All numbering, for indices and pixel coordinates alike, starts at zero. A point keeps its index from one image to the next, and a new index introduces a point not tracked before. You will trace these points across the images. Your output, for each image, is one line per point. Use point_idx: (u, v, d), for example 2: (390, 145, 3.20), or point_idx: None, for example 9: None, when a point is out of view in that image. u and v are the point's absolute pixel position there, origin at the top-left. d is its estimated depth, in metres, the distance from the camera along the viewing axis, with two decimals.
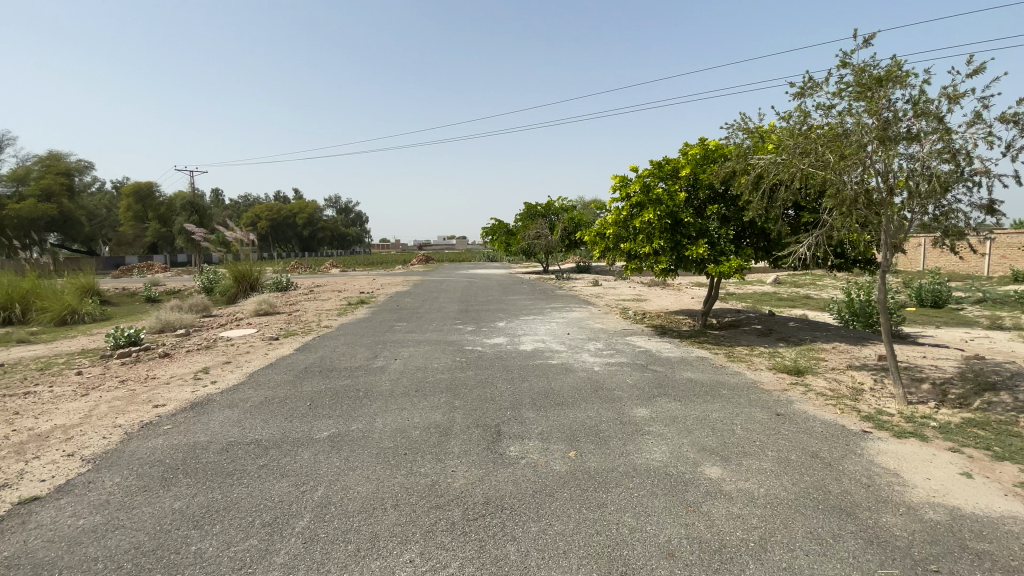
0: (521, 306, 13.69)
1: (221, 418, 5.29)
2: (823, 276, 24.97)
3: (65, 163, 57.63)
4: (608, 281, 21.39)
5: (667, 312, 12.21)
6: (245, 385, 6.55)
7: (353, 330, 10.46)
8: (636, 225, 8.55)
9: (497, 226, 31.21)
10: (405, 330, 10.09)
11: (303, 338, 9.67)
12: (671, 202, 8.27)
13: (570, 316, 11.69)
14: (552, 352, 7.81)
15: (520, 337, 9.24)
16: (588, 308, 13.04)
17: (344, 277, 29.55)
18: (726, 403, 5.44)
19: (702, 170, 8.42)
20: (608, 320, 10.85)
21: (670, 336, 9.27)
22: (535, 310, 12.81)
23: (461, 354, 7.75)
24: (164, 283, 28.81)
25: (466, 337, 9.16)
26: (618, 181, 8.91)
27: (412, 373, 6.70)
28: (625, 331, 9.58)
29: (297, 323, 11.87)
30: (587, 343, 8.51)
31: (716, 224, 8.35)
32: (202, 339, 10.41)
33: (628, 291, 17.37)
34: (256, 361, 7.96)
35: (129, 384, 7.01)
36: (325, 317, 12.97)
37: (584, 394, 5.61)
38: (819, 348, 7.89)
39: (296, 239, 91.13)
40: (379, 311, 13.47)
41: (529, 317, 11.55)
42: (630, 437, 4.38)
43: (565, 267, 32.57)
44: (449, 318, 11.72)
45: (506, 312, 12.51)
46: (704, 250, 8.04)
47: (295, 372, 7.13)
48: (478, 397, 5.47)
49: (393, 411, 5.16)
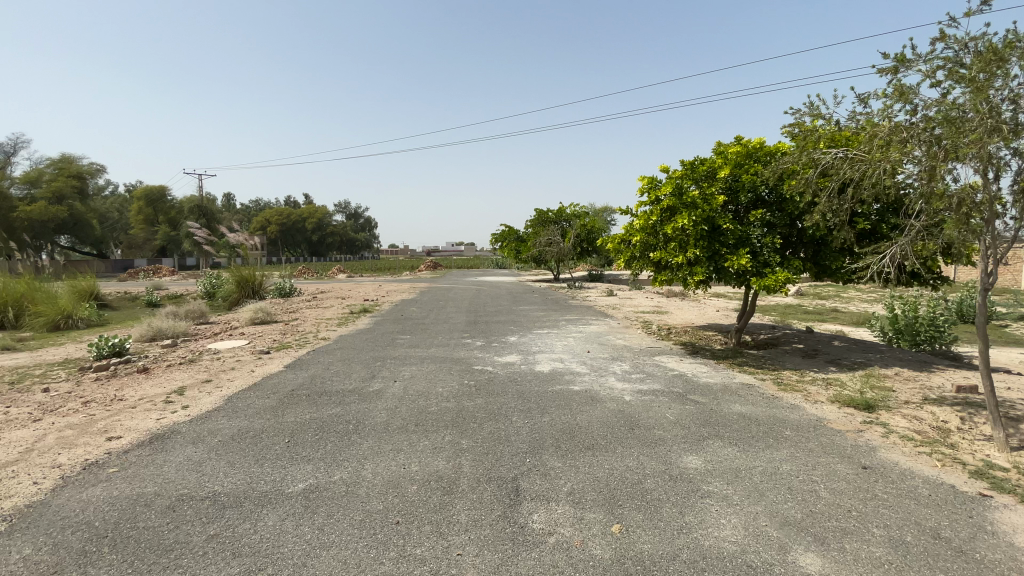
0: (535, 318, 12.72)
1: (181, 459, 4.39)
2: (849, 289, 23.74)
3: (77, 167, 57.91)
4: (623, 291, 20.38)
5: (695, 327, 11.18)
6: (220, 411, 5.64)
7: (351, 343, 9.55)
8: (667, 232, 7.57)
9: (507, 232, 30.27)
10: (408, 344, 9.15)
11: (297, 353, 8.76)
12: (709, 205, 7.27)
13: (589, 330, 10.71)
14: (574, 375, 6.84)
15: (536, 355, 8.27)
16: (608, 321, 12.02)
17: (350, 283, 28.81)
18: (794, 450, 4.43)
19: (744, 170, 7.44)
20: (631, 336, 9.85)
21: (704, 356, 8.26)
22: (549, 323, 11.82)
23: (470, 376, 6.79)
24: (166, 288, 28.20)
25: (475, 354, 8.21)
26: (646, 181, 7.92)
27: (412, 400, 5.75)
28: (653, 350, 8.58)
29: (293, 334, 10.97)
30: (612, 364, 7.53)
31: (759, 231, 7.35)
32: (188, 351, 9.54)
33: (647, 303, 16.31)
34: (240, 381, 7.06)
35: (90, 406, 6.14)
36: (325, 326, 12.07)
37: (618, 434, 4.63)
38: (882, 376, 6.84)
39: (305, 244, 91.02)
40: (382, 321, 12.55)
41: (544, 331, 10.58)
42: (687, 503, 3.40)
43: (577, 275, 31.54)
44: (458, 331, 10.78)
45: (519, 324, 11.54)
46: (747, 261, 7.04)
47: (280, 395, 6.23)
48: (490, 437, 4.52)
49: (387, 455, 4.19)
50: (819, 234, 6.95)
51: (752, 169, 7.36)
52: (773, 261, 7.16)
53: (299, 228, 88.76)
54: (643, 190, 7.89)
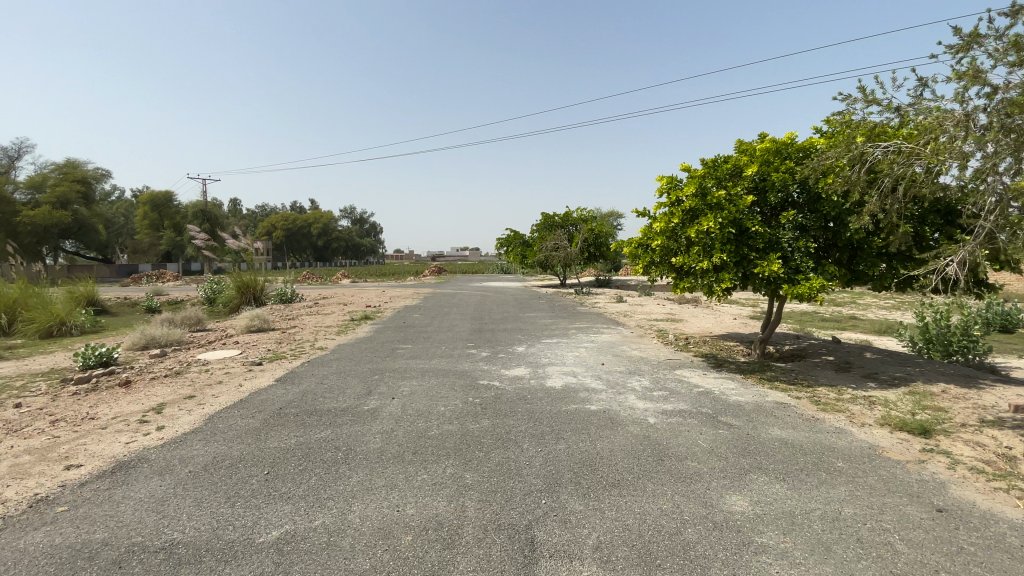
0: (543, 326, 12.12)
1: (144, 495, 3.83)
2: (866, 295, 22.94)
3: (83, 172, 57.98)
4: (633, 298, 19.74)
5: (713, 337, 10.54)
6: (198, 433, 5.08)
7: (349, 353, 8.98)
8: (689, 236, 6.97)
9: (512, 237, 29.72)
10: (408, 355, 8.57)
11: (290, 364, 8.20)
12: (735, 206, 6.69)
13: (601, 340, 10.09)
14: (589, 391, 6.24)
15: (546, 367, 7.67)
16: (620, 330, 11.39)
17: (353, 288, 28.29)
18: (852, 487, 3.81)
19: (776, 169, 6.85)
20: (647, 347, 9.22)
21: (728, 369, 7.63)
22: (558, 331, 11.21)
23: (475, 392, 6.20)
24: (167, 293, 27.81)
25: (481, 367, 7.62)
26: (665, 180, 7.35)
27: (411, 421, 5.17)
28: (672, 363, 7.95)
29: (289, 343, 10.42)
30: (629, 378, 6.92)
31: (790, 234, 6.76)
32: (176, 361, 9.00)
33: (659, 310, 15.67)
34: (226, 396, 6.50)
35: (58, 427, 5.59)
36: (324, 334, 11.50)
37: (645, 466, 4.02)
38: (931, 394, 6.17)
39: (310, 249, 90.92)
40: (383, 329, 11.98)
41: (553, 341, 9.97)
42: (739, 563, 2.78)
43: (584, 281, 30.91)
44: (463, 340, 10.19)
45: (527, 333, 10.93)
46: (778, 267, 6.43)
47: (266, 414, 5.66)
48: (498, 470, 3.91)
49: (378, 494, 3.60)
50: (857, 237, 6.36)
51: (781, 166, 6.78)
52: (806, 266, 6.57)
53: (304, 233, 88.63)
54: (662, 190, 7.32)
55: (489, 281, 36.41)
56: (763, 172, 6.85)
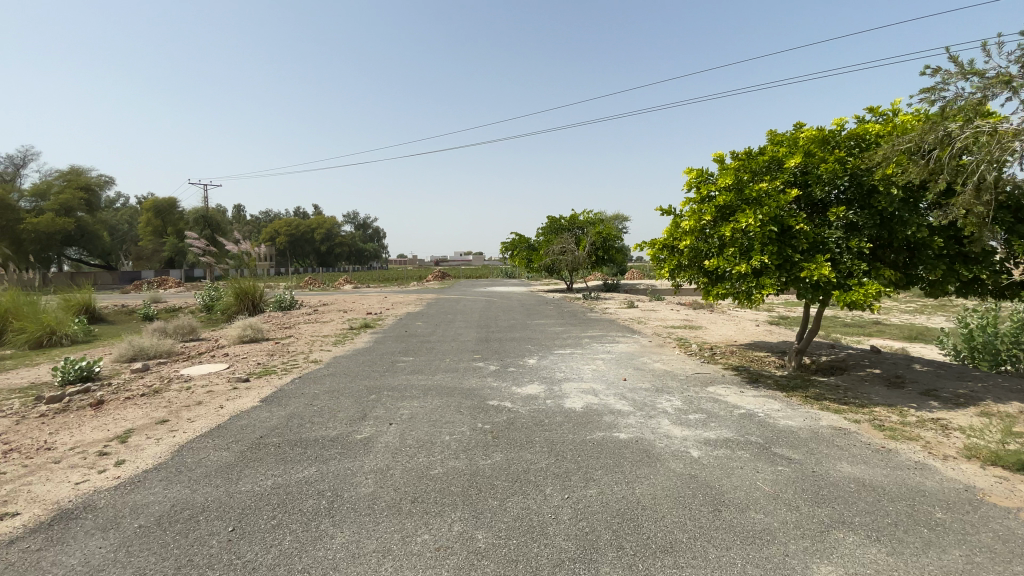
0: (554, 335, 11.33)
1: (78, 561, 3.06)
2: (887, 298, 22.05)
3: (86, 178, 57.78)
4: (645, 303, 18.95)
5: (740, 346, 9.71)
6: (160, 473, 4.30)
7: (345, 368, 8.22)
8: (723, 235, 6.19)
9: (517, 241, 28.97)
10: (410, 370, 7.79)
11: (279, 380, 7.44)
12: (775, 200, 5.92)
13: (620, 350, 9.28)
14: (616, 413, 5.44)
15: (562, 382, 6.86)
16: (638, 339, 10.57)
17: (356, 294, 27.61)
18: (968, 552, 3.01)
19: (823, 160, 6.08)
20: (671, 359, 8.39)
21: (767, 386, 6.81)
22: (571, 341, 10.39)
23: (484, 416, 5.41)
24: (166, 300, 27.19)
25: (490, 383, 6.83)
26: (694, 172, 6.62)
27: (410, 455, 4.38)
28: (702, 378, 7.13)
29: (282, 354, 9.66)
30: (659, 398, 6.11)
31: (840, 233, 5.96)
32: (157, 377, 8.25)
33: (675, 317, 14.83)
34: (203, 421, 5.73)
35: (5, 460, 4.85)
36: (321, 345, 10.75)
37: (701, 521, 3.23)
38: (1011, 418, 5.36)
39: (314, 255, 90.51)
40: (384, 338, 11.22)
41: (568, 351, 9.16)
42: None
43: (592, 285, 30.15)
44: (468, 351, 9.36)
45: (537, 343, 10.15)
46: (828, 270, 5.62)
47: (244, 445, 4.89)
48: (519, 528, 3.13)
49: (368, 564, 2.82)
50: (917, 237, 5.55)
51: (827, 156, 6.03)
52: (859, 270, 5.75)
53: (307, 239, 88.24)
54: (690, 183, 6.59)
55: (493, 285, 35.70)
56: (805, 162, 6.11)
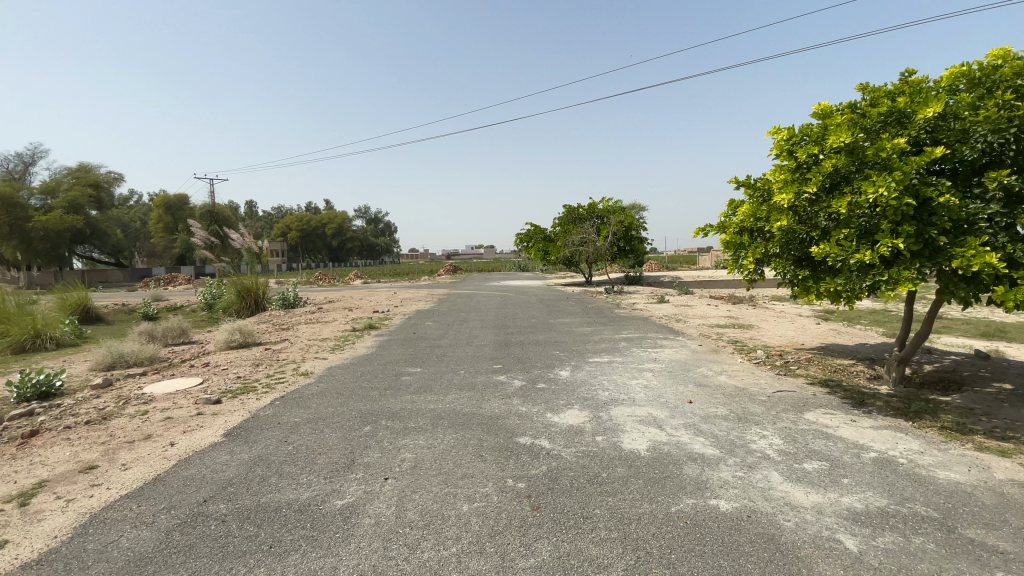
0: (585, 337, 9.81)
1: None
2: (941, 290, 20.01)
3: (94, 175, 57.30)
4: (677, 298, 17.28)
5: (812, 351, 8.07)
6: (38, 574, 2.87)
7: (338, 383, 6.75)
8: (831, 210, 4.67)
9: (533, 232, 27.30)
10: (417, 386, 6.31)
11: (255, 403, 5.99)
12: (908, 161, 4.42)
13: (669, 358, 7.70)
14: (699, 463, 3.88)
15: (611, 406, 5.33)
16: (685, 342, 8.99)
17: (364, 290, 26.29)
18: None
19: (972, 110, 4.58)
20: (738, 372, 6.79)
21: (880, 413, 5.19)
22: (607, 345, 8.84)
23: (515, 465, 3.89)
24: (169, 298, 26.18)
25: (518, 407, 5.32)
26: (783, 131, 5.15)
27: (410, 545, 2.90)
28: (789, 401, 5.54)
29: (269, 364, 8.24)
30: (746, 433, 4.56)
31: (999, 206, 4.39)
32: (116, 396, 6.88)
33: (716, 314, 13.16)
34: (140, 469, 4.32)
35: None
36: (316, 351, 9.32)
37: None
38: None
39: (325, 250, 89.78)
40: (388, 343, 9.75)
41: (607, 360, 7.59)
42: None
43: (613, 278, 28.45)
44: (486, 359, 7.86)
45: (568, 348, 8.62)
46: (993, 255, 4.05)
47: (180, 513, 3.46)
48: None
49: None
50: None
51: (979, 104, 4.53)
52: None
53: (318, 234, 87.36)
54: (779, 145, 5.12)
55: (507, 279, 34.15)
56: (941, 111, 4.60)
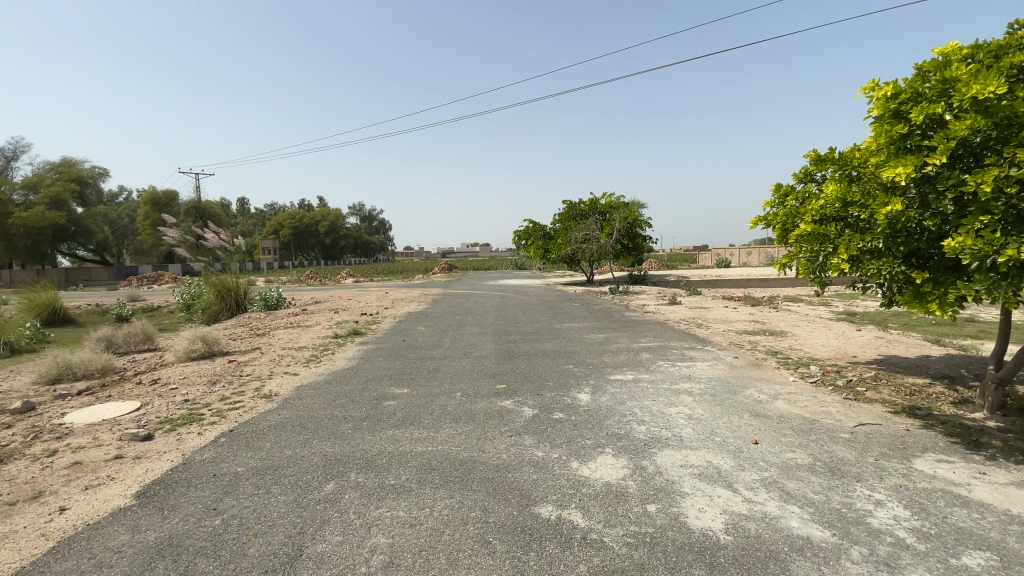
0: (600, 346, 8.57)
1: None
2: None
3: (77, 170, 55.40)
4: (690, 300, 16.02)
5: (872, 367, 6.84)
6: None
7: (305, 410, 5.44)
8: (959, 190, 3.50)
9: (532, 229, 25.97)
10: (402, 416, 5.02)
11: (195, 440, 4.68)
12: None
13: (706, 376, 6.45)
14: (812, 559, 2.62)
15: (654, 449, 4.07)
16: (718, 354, 7.73)
17: (355, 289, 24.91)
18: None
19: None
20: (797, 396, 5.55)
21: (1007, 459, 3.96)
22: (628, 358, 7.56)
23: (538, 564, 2.61)
24: (148, 298, 24.72)
25: (533, 450, 4.05)
26: (884, 88, 4.02)
27: None
28: (881, 442, 4.29)
29: (228, 381, 6.93)
30: (851, 498, 3.31)
31: None
32: (31, 425, 5.55)
33: (738, 318, 11.93)
34: (0, 558, 3.01)
35: None
36: (288, 363, 8.01)
37: None
38: None
39: (318, 248, 88.06)
40: (373, 353, 8.44)
41: (633, 378, 6.32)
42: None
43: (616, 276, 27.15)
44: (488, 375, 6.57)
45: (585, 361, 7.35)
46: None
47: None
48: None
49: None
50: None
51: None
52: None
53: (311, 231, 85.63)
54: (881, 104, 3.99)
55: (504, 278, 32.82)
56: None
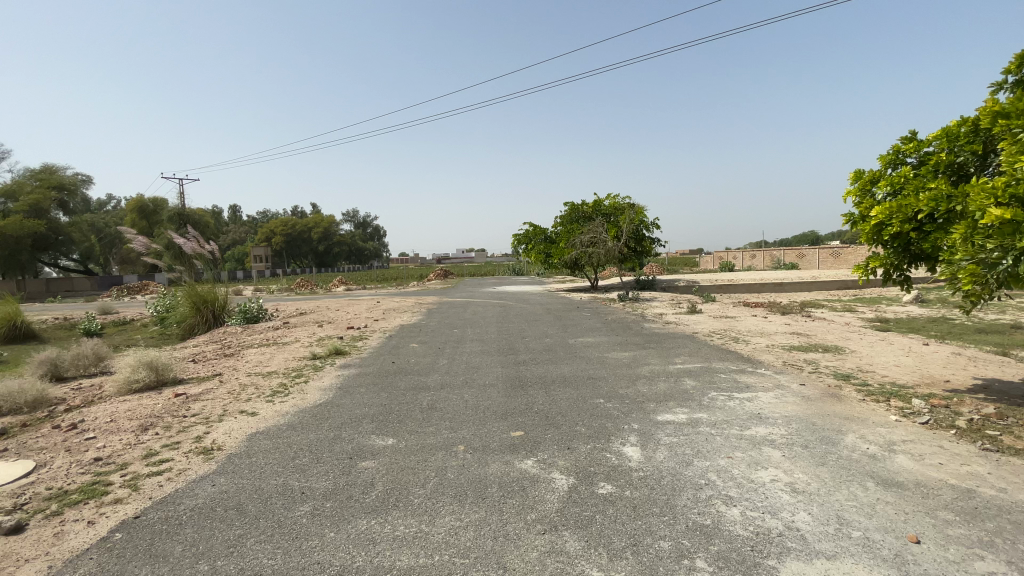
0: (629, 368, 7.11)
1: None
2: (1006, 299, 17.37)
3: (60, 177, 53.56)
4: (711, 308, 14.56)
5: (981, 397, 5.42)
6: None
7: (251, 479, 3.95)
8: None
9: (532, 232, 24.38)
10: (382, 492, 3.53)
11: (79, 540, 3.20)
12: None
13: (779, 415, 5.01)
14: None
15: (771, 561, 2.62)
16: (779, 381, 6.28)
17: (344, 299, 23.33)
18: None
19: None
20: (919, 449, 4.11)
21: None
22: (668, 386, 6.11)
23: None
24: (121, 310, 23.02)
25: (584, 568, 2.58)
26: None
27: None
28: None
29: (165, 426, 5.43)
30: None
31: None
32: None
33: (776, 329, 10.48)
34: None
35: None
36: (249, 396, 6.49)
37: None
38: None
39: (311, 255, 86.24)
40: (354, 381, 6.93)
41: (687, 419, 4.87)
42: None
43: (622, 281, 25.68)
44: (498, 416, 5.07)
45: (617, 392, 5.87)
46: None
47: None
48: None
49: None
50: None
51: None
52: None
53: (304, 238, 83.89)
54: None
55: (503, 284, 31.22)
56: None
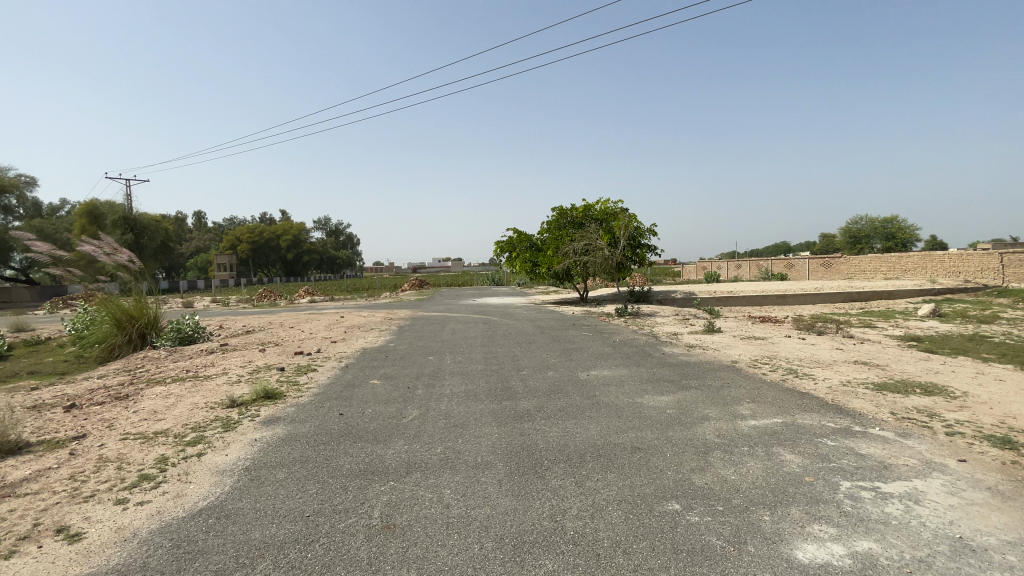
0: (683, 426, 4.91)
1: None
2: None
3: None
4: (730, 326, 12.51)
5: None
6: None
7: None
8: None
9: (516, 239, 22.13)
10: None
11: None
12: None
13: (1005, 548, 2.85)
14: None
15: None
16: (925, 457, 4.14)
17: (303, 314, 20.57)
18: None
19: None
20: None
21: None
22: (763, 467, 3.94)
23: None
24: (37, 328, 19.66)
25: None
26: None
27: None
28: None
29: None
30: None
31: None
32: None
33: (831, 355, 8.45)
34: None
35: None
36: (93, 494, 4.02)
37: None
38: None
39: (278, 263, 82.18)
40: (273, 458, 4.50)
41: (855, 564, 2.67)
42: None
43: (613, 293, 23.62)
44: (507, 558, 2.74)
45: (694, 486, 3.61)
46: None
47: None
48: None
49: None
50: None
51: None
52: None
53: (270, 246, 79.75)
54: None
55: (483, 295, 28.84)
56: None
